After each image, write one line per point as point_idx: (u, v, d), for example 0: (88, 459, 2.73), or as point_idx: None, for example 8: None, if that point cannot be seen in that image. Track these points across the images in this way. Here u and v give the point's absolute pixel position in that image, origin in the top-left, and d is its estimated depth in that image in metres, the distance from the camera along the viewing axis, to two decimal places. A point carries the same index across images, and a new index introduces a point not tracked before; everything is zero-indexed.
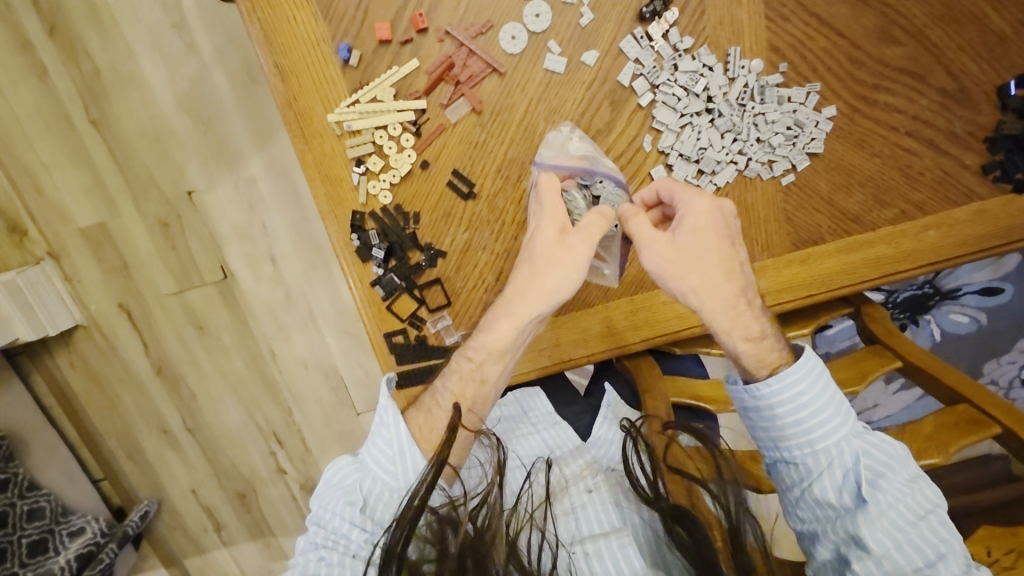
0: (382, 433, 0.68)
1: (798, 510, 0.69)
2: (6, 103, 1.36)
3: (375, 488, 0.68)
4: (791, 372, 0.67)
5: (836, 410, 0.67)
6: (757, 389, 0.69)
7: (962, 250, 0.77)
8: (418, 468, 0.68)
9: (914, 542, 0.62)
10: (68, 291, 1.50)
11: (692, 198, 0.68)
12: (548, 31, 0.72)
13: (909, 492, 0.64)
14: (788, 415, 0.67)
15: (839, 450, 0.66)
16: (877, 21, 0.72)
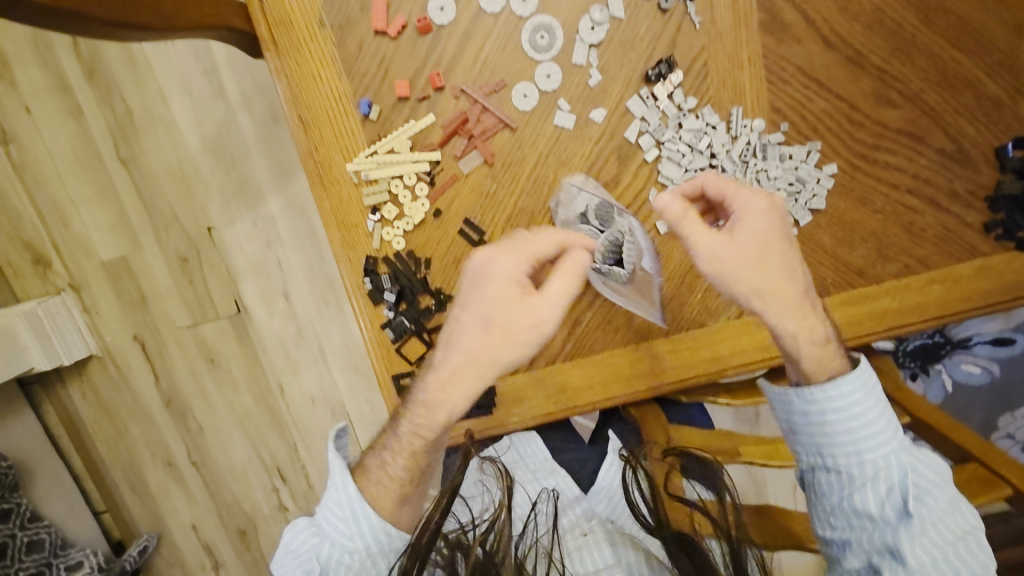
0: (332, 500, 0.67)
1: (832, 518, 0.69)
2: (43, 142, 1.43)
3: (331, 554, 0.68)
4: (846, 381, 0.65)
5: (887, 424, 0.66)
6: (809, 391, 0.66)
7: (968, 304, 0.78)
8: (373, 528, 0.66)
9: (952, 560, 0.64)
10: (86, 322, 1.54)
11: (753, 198, 0.64)
12: (558, 90, 0.75)
13: (949, 511, 0.65)
14: (841, 426, 0.66)
15: (888, 464, 0.65)
16: (875, 85, 0.75)
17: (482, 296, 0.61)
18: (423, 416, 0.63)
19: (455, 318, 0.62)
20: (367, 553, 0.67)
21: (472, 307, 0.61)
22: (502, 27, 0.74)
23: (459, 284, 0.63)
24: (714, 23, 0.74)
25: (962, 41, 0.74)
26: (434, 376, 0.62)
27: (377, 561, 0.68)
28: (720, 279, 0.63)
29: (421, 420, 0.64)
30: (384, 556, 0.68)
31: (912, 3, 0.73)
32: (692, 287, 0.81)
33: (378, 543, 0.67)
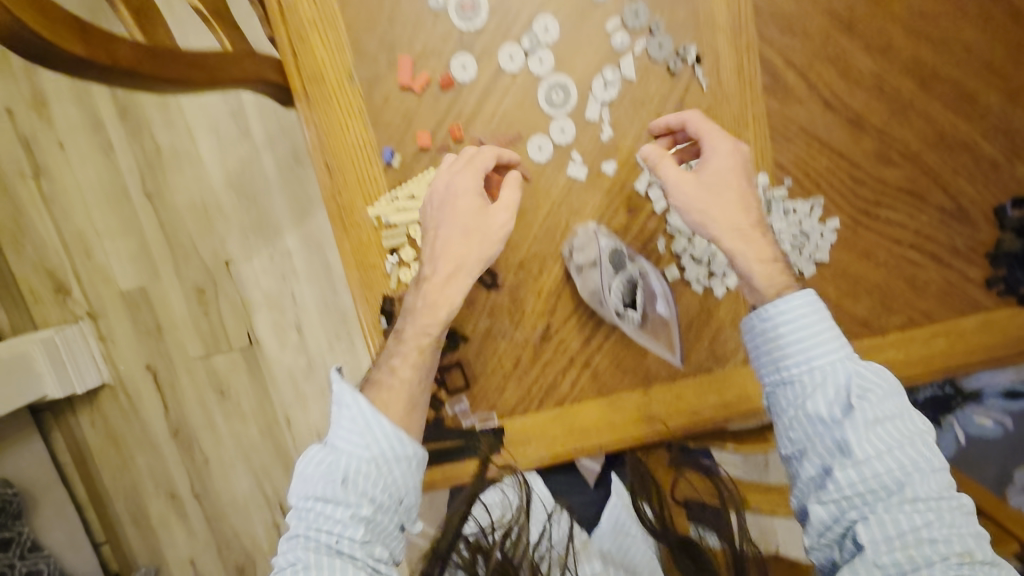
0: (346, 409, 0.66)
1: (788, 430, 0.69)
2: (72, 174, 1.48)
3: (348, 462, 0.65)
4: (801, 300, 0.68)
5: (836, 335, 0.68)
6: (762, 311, 0.70)
7: (972, 357, 0.80)
8: (388, 434, 0.66)
9: (896, 453, 0.63)
10: (101, 350, 1.56)
11: (718, 140, 0.73)
12: (571, 143, 0.79)
13: (895, 409, 0.65)
14: (789, 334, 0.68)
15: (835, 369, 0.67)
16: (876, 145, 0.79)
17: (462, 208, 0.73)
18: (408, 322, 0.73)
19: (437, 238, 0.73)
20: (379, 462, 0.66)
21: (452, 223, 0.73)
22: (520, 84, 0.78)
23: (425, 210, 0.75)
24: (721, 85, 0.77)
25: (959, 106, 0.78)
26: (422, 291, 0.74)
27: (391, 468, 0.66)
28: (691, 209, 0.71)
29: (408, 333, 0.73)
30: (397, 464, 0.67)
31: (910, 70, 0.77)
32: (699, 333, 0.83)
33: (391, 447, 0.66)
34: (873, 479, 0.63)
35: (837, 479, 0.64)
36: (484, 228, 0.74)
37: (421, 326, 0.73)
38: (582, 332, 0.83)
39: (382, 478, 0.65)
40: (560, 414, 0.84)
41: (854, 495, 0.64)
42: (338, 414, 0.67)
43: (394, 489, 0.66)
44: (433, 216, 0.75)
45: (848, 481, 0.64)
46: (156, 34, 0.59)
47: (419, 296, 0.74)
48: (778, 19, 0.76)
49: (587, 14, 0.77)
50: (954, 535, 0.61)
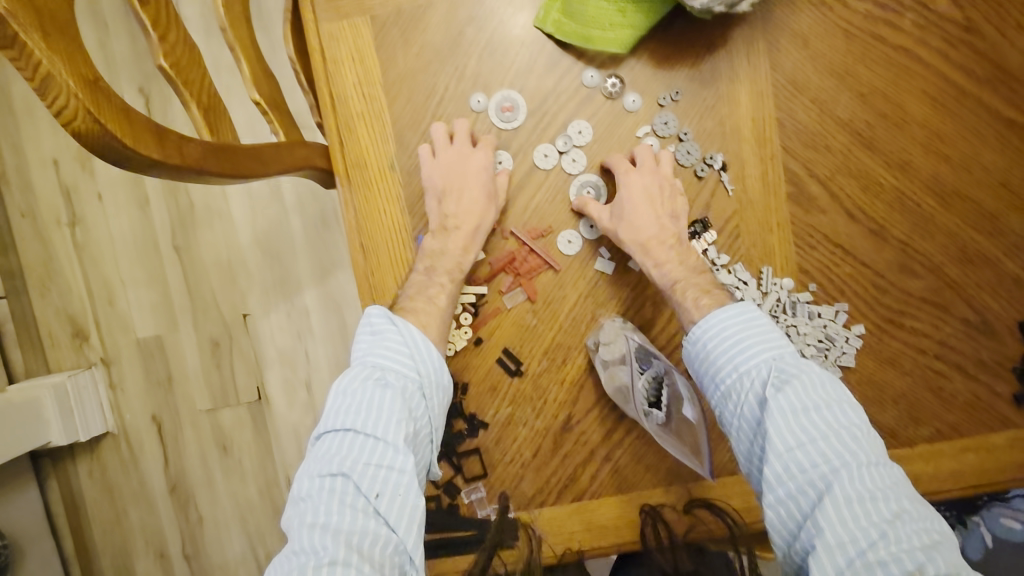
0: (395, 335, 0.73)
1: (733, 437, 0.71)
2: (106, 223, 1.51)
3: (399, 380, 0.72)
4: (723, 310, 0.72)
5: (760, 335, 0.71)
6: (689, 330, 0.74)
7: (1003, 474, 0.79)
8: (433, 359, 0.74)
9: (819, 447, 0.63)
10: (109, 398, 1.55)
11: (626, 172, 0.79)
12: (600, 238, 0.81)
13: (816, 399, 0.65)
14: (714, 346, 0.72)
15: (757, 369, 0.69)
16: (898, 256, 0.80)
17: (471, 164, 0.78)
18: (438, 260, 0.78)
19: (462, 198, 0.78)
20: (422, 386, 0.73)
21: (467, 174, 0.78)
22: (552, 181, 0.81)
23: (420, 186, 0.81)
24: (747, 192, 0.80)
25: (980, 223, 0.80)
26: (451, 237, 0.78)
27: (433, 394, 0.73)
28: (620, 228, 0.78)
29: (441, 267, 0.78)
30: (437, 390, 0.74)
31: (930, 187, 0.80)
32: (722, 432, 0.82)
33: (434, 372, 0.74)
34: (802, 476, 0.63)
35: (769, 480, 0.65)
36: (493, 185, 0.80)
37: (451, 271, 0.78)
38: (603, 424, 0.82)
39: (424, 402, 0.73)
40: (577, 509, 0.82)
41: (790, 495, 0.63)
42: (382, 338, 0.74)
43: (432, 414, 0.73)
44: (443, 178, 0.79)
45: (778, 481, 0.64)
46: (220, 130, 0.65)
47: (448, 239, 0.78)
48: (801, 134, 0.80)
49: (619, 121, 0.81)
50: (895, 542, 0.57)
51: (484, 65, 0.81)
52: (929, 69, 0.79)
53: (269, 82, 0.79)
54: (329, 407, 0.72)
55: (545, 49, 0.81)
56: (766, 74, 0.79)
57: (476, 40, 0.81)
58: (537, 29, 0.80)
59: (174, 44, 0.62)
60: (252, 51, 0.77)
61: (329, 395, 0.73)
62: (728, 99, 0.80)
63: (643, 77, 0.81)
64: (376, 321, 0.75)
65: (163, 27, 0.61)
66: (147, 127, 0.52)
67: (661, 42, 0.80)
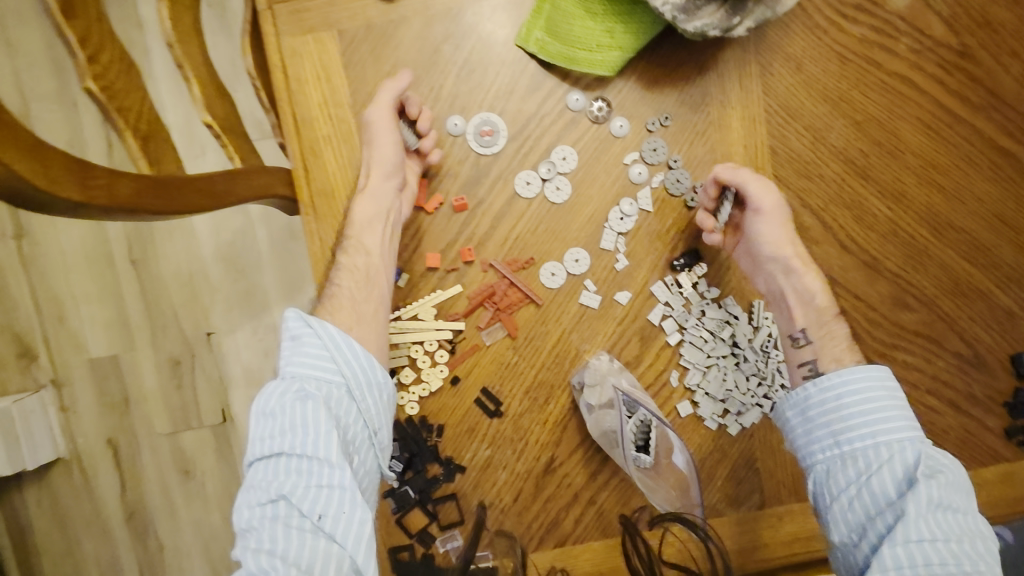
0: (313, 337, 0.66)
1: (843, 503, 0.65)
2: (55, 231, 1.34)
3: (322, 387, 0.64)
4: (872, 370, 0.69)
5: (906, 413, 0.67)
6: (828, 377, 0.69)
7: (992, 510, 0.78)
8: (359, 356, 0.66)
9: (953, 546, 0.58)
10: (60, 422, 1.37)
11: (766, 187, 0.74)
12: (586, 272, 0.77)
13: (959, 499, 0.61)
14: (854, 406, 0.67)
15: (899, 447, 0.65)
16: (891, 288, 0.78)
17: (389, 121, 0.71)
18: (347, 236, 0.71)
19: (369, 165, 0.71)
20: (350, 388, 0.66)
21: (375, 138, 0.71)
22: (534, 209, 0.76)
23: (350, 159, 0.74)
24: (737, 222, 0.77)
25: (972, 255, 0.78)
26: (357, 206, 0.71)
27: (364, 395, 0.66)
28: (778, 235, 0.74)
29: (348, 243, 0.71)
30: (371, 390, 0.67)
31: (924, 217, 0.78)
32: (712, 473, 0.78)
33: (363, 370, 0.67)
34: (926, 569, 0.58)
35: (885, 560, 0.59)
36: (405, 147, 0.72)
37: (353, 252, 0.71)
38: (587, 467, 0.78)
39: (355, 405, 0.66)
40: (559, 555, 0.77)
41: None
42: (299, 343, 0.66)
43: (366, 417, 0.66)
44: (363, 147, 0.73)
45: (896, 564, 0.59)
46: (162, 159, 0.59)
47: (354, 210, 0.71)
48: (794, 162, 0.76)
49: (606, 146, 0.76)
50: None
51: (463, 86, 0.75)
52: (924, 96, 0.76)
53: (223, 102, 0.72)
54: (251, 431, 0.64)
55: (528, 68, 0.76)
56: (757, 99, 0.76)
57: (453, 59, 0.75)
58: (519, 47, 0.75)
59: (105, 66, 0.56)
60: (204, 68, 0.70)
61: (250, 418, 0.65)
62: (718, 125, 0.76)
63: (631, 100, 0.76)
64: (291, 326, 0.67)
65: (93, 49, 0.55)
66: (66, 163, 0.46)
67: (649, 64, 0.76)
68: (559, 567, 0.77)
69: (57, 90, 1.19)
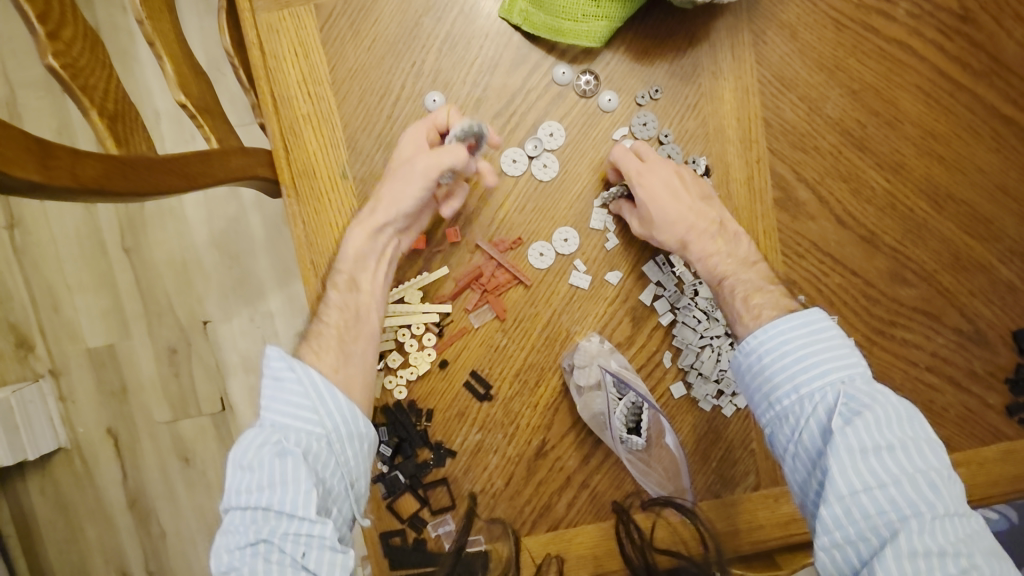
0: (294, 384, 0.63)
1: (788, 464, 0.64)
2: (46, 220, 1.31)
3: (302, 440, 0.62)
4: (786, 321, 0.64)
5: (828, 355, 0.63)
6: (745, 340, 0.66)
7: (994, 488, 0.77)
8: (341, 406, 0.64)
9: (889, 492, 0.57)
10: (60, 412, 1.36)
11: (652, 165, 0.71)
12: (575, 252, 0.75)
13: (890, 436, 0.58)
14: (774, 363, 0.64)
15: (823, 395, 0.62)
16: (889, 263, 0.76)
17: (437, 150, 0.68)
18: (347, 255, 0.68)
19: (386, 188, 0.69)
20: (330, 440, 0.63)
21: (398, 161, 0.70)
22: (522, 187, 0.74)
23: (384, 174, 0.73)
24: (731, 198, 0.74)
25: (973, 227, 0.76)
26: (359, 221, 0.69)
27: (344, 446, 0.64)
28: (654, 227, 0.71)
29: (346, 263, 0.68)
30: (350, 441, 0.65)
31: (923, 189, 0.75)
32: (706, 455, 0.77)
33: (344, 421, 0.64)
34: (866, 523, 0.57)
35: (825, 522, 0.58)
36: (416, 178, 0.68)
37: (342, 287, 0.68)
38: (580, 449, 0.76)
39: (334, 457, 0.63)
40: (553, 540, 0.76)
41: (847, 540, 0.57)
42: (282, 389, 0.64)
43: (345, 469, 0.64)
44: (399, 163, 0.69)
45: (835, 523, 0.58)
46: (131, 140, 0.57)
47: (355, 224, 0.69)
48: (789, 134, 0.74)
49: (595, 121, 0.74)
50: None
51: (447, 61, 0.73)
52: (923, 62, 0.74)
53: (199, 82, 0.70)
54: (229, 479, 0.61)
55: (512, 41, 0.73)
56: (751, 69, 0.73)
57: (435, 33, 0.73)
58: (503, 19, 0.72)
59: (69, 42, 0.54)
60: (178, 47, 0.67)
61: (226, 466, 0.62)
62: (710, 97, 0.74)
63: (620, 72, 0.74)
64: (272, 367, 0.64)
65: (54, 24, 0.52)
66: (24, 142, 0.41)
67: (639, 34, 0.73)
68: (554, 554, 0.76)
69: (43, 78, 1.16)
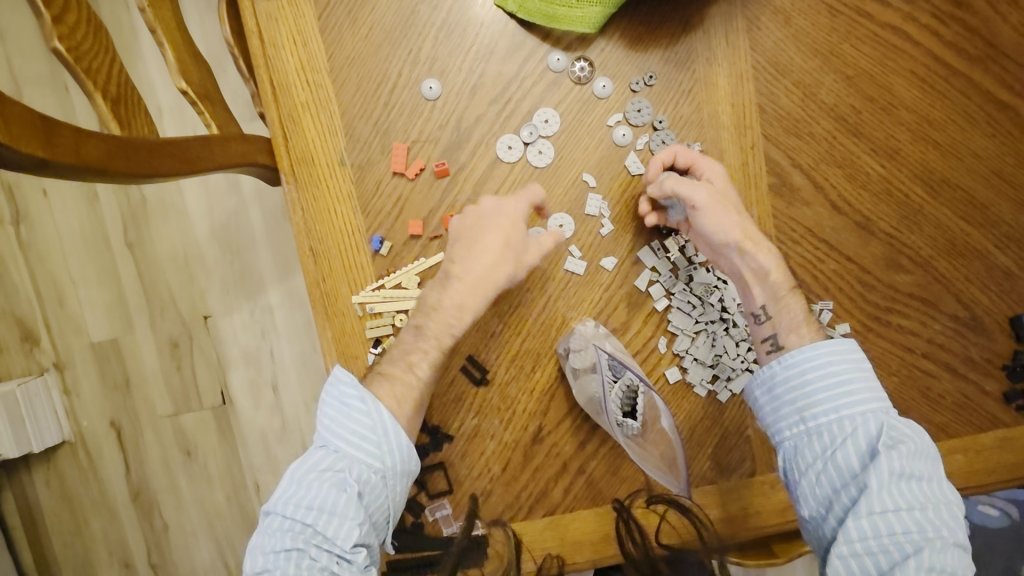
0: (363, 416, 0.65)
1: (811, 477, 0.65)
2: (51, 214, 1.32)
3: (362, 475, 0.64)
4: (837, 343, 0.66)
5: (869, 383, 0.65)
6: (789, 353, 0.67)
7: (994, 477, 0.76)
8: (403, 448, 0.65)
9: (916, 515, 0.60)
10: (64, 405, 1.37)
11: (711, 164, 0.71)
12: (570, 238, 0.75)
13: (922, 468, 0.62)
14: (818, 382, 0.65)
15: (864, 420, 0.64)
16: (885, 250, 0.76)
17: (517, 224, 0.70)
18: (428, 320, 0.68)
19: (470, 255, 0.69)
20: (386, 476, 0.65)
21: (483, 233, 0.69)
22: (517, 173, 0.75)
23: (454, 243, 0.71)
24: None
25: (969, 213, 0.76)
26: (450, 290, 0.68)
27: (396, 483, 0.66)
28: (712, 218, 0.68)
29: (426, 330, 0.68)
30: (403, 479, 0.66)
31: (919, 175, 0.75)
32: (701, 441, 0.77)
33: (402, 461, 0.66)
34: (889, 538, 0.60)
35: (850, 533, 0.60)
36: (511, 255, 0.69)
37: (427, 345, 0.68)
38: (577, 435, 0.77)
39: (385, 493, 0.65)
40: (550, 525, 0.76)
41: (868, 551, 0.60)
42: (350, 417, 0.65)
43: (393, 503, 0.66)
44: (470, 221, 0.70)
45: (859, 534, 0.60)
46: (134, 124, 0.58)
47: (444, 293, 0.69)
48: (784, 120, 0.74)
49: (590, 107, 0.75)
50: None
51: (442, 48, 0.74)
52: (917, 48, 0.74)
53: (199, 70, 0.71)
54: (284, 487, 0.64)
55: (507, 29, 0.74)
56: (745, 55, 0.74)
57: (432, 21, 0.74)
58: (499, 7, 0.73)
59: (73, 26, 0.55)
60: (178, 35, 0.68)
61: (284, 473, 0.65)
62: (705, 83, 0.74)
63: (614, 59, 0.74)
64: (343, 392, 0.65)
65: (58, 8, 0.53)
66: (29, 118, 0.42)
67: (633, 21, 0.74)
68: (554, 555, 0.74)
69: (49, 74, 1.18)
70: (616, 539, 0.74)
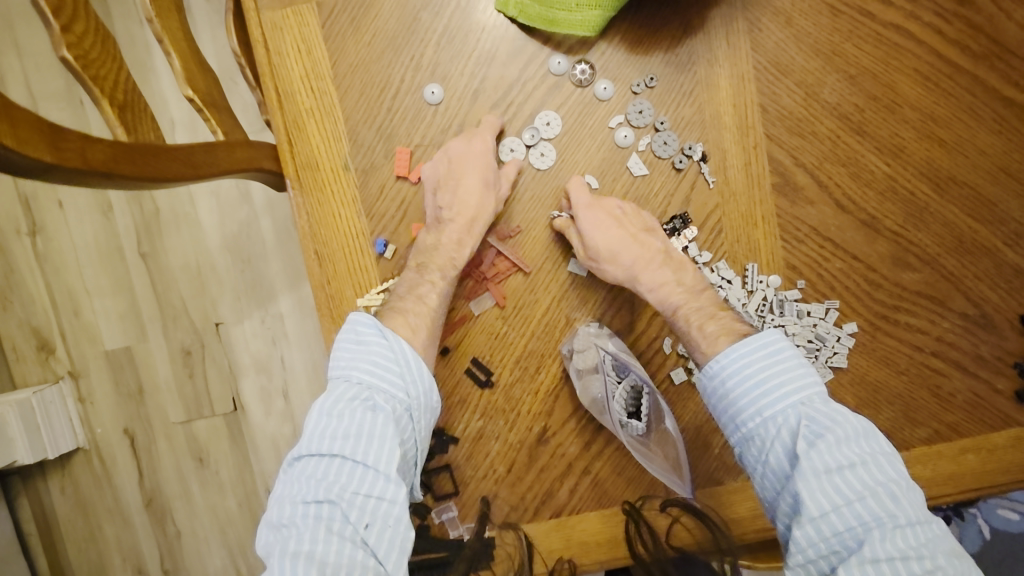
0: (384, 349, 0.64)
1: (759, 485, 0.65)
2: (66, 225, 1.35)
3: (389, 403, 0.63)
4: (742, 343, 0.66)
5: (785, 376, 0.65)
6: (705, 366, 0.67)
7: (1009, 476, 0.74)
8: (424, 379, 0.65)
9: (854, 508, 0.58)
10: (79, 413, 1.39)
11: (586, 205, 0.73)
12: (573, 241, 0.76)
13: (850, 455, 0.60)
14: (737, 388, 0.66)
15: (784, 417, 0.64)
16: (892, 248, 0.75)
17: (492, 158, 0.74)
18: (429, 257, 0.72)
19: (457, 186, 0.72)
20: (411, 409, 0.64)
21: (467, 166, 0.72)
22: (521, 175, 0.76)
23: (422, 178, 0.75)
24: (729, 183, 0.75)
25: (976, 211, 0.75)
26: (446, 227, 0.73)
27: (422, 417, 0.65)
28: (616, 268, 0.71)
29: (432, 264, 0.71)
30: (426, 414, 0.66)
31: (924, 172, 0.75)
32: (708, 442, 0.77)
33: (425, 393, 0.65)
34: (834, 538, 0.58)
35: (798, 542, 0.59)
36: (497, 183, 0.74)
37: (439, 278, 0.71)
38: (581, 436, 0.77)
39: (411, 427, 0.64)
40: (557, 526, 0.75)
41: (820, 555, 0.58)
42: (368, 353, 0.65)
43: (419, 440, 0.65)
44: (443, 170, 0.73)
45: (809, 542, 0.59)
46: (139, 128, 0.59)
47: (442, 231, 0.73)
48: (787, 120, 0.74)
49: (591, 109, 0.75)
50: None
51: (444, 55, 0.75)
52: (921, 46, 0.74)
53: (207, 79, 0.73)
54: (310, 427, 0.62)
55: (508, 34, 0.75)
56: (746, 56, 0.74)
57: (433, 27, 0.75)
58: (500, 11, 0.74)
59: (81, 36, 0.56)
60: (185, 45, 0.70)
61: (309, 416, 0.64)
62: (706, 84, 0.74)
63: (614, 62, 0.75)
64: (361, 330, 0.65)
65: (66, 18, 0.55)
66: (37, 124, 0.44)
67: (633, 25, 0.74)
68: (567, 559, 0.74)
69: (64, 89, 1.21)
70: (625, 541, 0.74)
